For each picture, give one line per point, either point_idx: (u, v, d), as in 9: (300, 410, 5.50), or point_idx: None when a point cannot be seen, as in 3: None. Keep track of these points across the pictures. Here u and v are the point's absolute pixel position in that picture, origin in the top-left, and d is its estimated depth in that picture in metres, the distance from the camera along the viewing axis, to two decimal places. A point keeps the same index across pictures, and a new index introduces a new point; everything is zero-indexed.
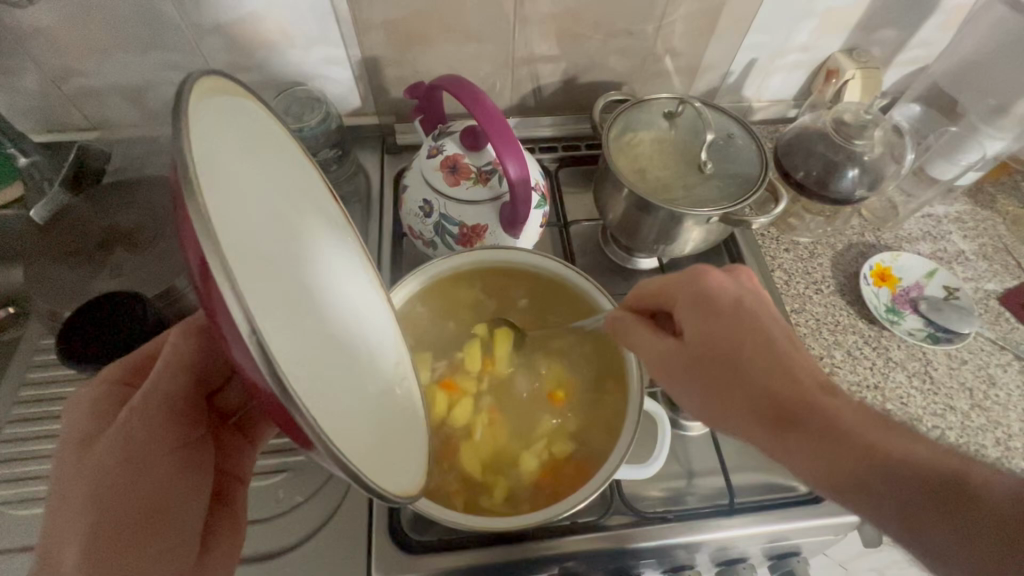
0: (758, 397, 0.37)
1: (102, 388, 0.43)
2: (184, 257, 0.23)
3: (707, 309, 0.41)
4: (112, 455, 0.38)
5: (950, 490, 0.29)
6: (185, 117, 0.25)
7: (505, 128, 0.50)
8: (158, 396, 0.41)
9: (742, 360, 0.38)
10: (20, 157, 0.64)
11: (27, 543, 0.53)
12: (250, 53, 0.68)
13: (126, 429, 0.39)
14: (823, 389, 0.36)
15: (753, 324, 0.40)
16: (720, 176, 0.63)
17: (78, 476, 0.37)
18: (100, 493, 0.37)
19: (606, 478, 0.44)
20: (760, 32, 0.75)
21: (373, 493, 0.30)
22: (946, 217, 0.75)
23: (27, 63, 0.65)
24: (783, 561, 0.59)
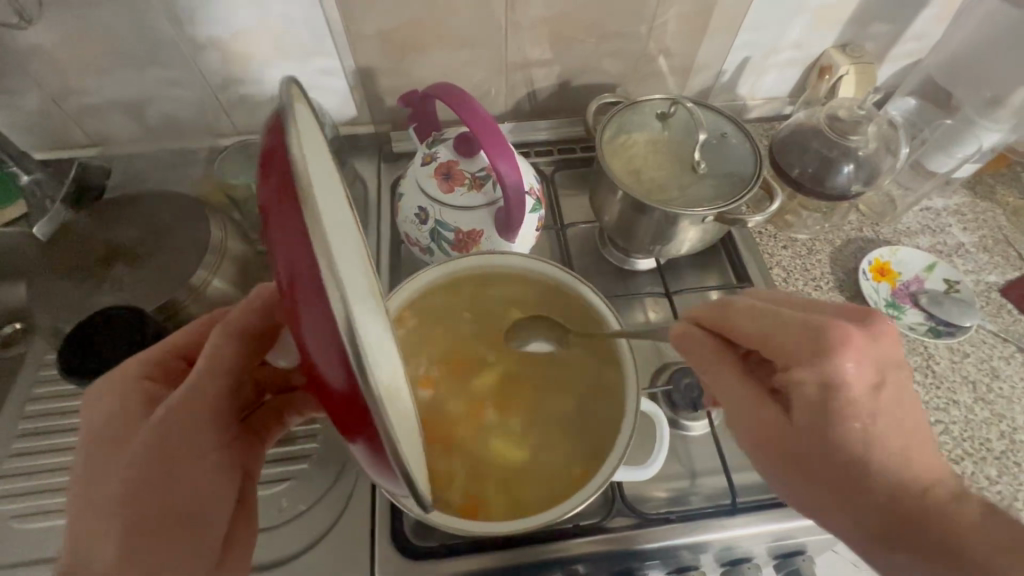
0: (861, 489, 0.37)
1: (124, 383, 0.43)
2: (276, 259, 0.30)
3: (826, 388, 0.38)
4: (142, 456, 0.39)
5: None
6: (292, 123, 0.31)
7: (497, 135, 0.50)
8: (192, 401, 0.41)
9: (838, 437, 0.37)
10: (23, 175, 0.65)
11: (34, 557, 0.53)
12: (247, 65, 0.69)
13: (157, 432, 0.40)
14: (945, 497, 0.36)
15: (869, 404, 0.38)
16: (714, 175, 0.63)
17: (110, 475, 0.39)
18: (132, 494, 0.38)
19: (601, 482, 0.44)
20: (753, 30, 0.75)
21: (414, 487, 0.32)
22: (946, 210, 0.74)
23: (28, 82, 0.66)
24: (788, 560, 0.58)
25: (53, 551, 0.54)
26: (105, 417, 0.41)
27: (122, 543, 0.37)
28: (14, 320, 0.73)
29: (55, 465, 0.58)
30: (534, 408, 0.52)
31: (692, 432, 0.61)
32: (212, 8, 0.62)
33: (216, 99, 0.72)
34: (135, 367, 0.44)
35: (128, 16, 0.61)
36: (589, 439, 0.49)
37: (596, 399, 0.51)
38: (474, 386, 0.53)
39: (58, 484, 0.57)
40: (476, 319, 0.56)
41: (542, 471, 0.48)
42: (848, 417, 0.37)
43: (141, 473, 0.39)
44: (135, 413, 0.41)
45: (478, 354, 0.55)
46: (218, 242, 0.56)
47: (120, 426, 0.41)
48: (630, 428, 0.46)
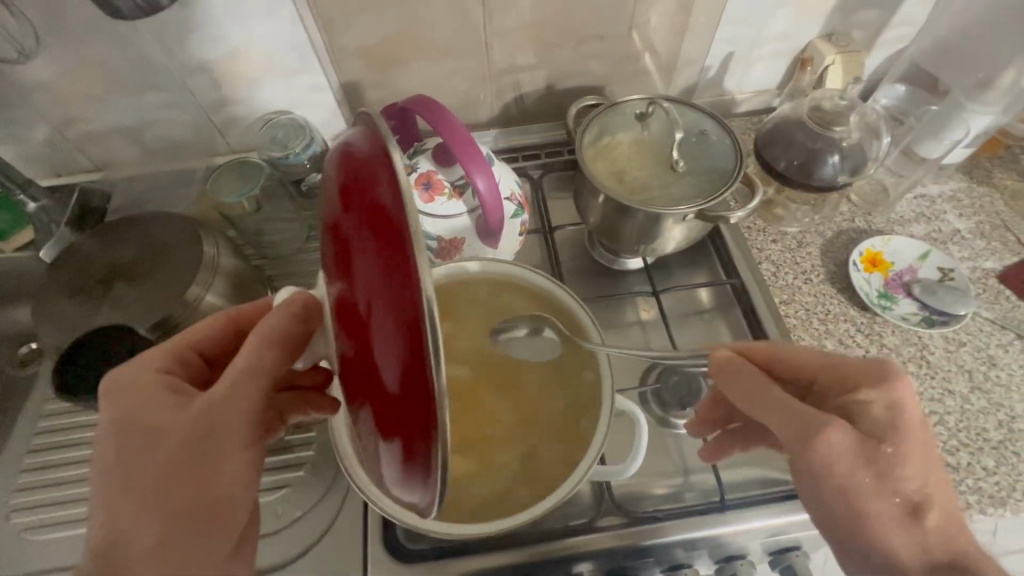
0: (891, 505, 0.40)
1: (147, 378, 0.45)
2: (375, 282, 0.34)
3: (896, 414, 0.41)
4: (175, 449, 0.41)
5: None
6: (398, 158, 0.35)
7: (472, 145, 0.51)
8: (225, 401, 0.42)
9: (892, 456, 0.40)
10: (30, 203, 0.68)
11: (45, 566, 0.56)
12: (238, 86, 0.71)
13: (190, 426, 0.41)
14: (950, 519, 0.41)
15: (917, 432, 0.41)
16: (695, 173, 0.63)
17: (141, 465, 0.41)
18: (163, 485, 0.40)
19: (571, 487, 0.46)
20: (735, 25, 0.75)
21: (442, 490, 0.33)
22: (941, 197, 0.73)
23: (33, 114, 0.69)
24: (782, 556, 0.58)
25: (63, 561, 0.56)
26: (132, 402, 0.43)
27: (155, 530, 0.39)
28: (29, 341, 0.76)
29: (62, 478, 0.61)
30: (515, 414, 0.51)
31: (684, 430, 0.62)
32: (200, 33, 0.64)
33: (210, 120, 0.74)
34: (157, 357, 0.46)
35: (120, 46, 0.63)
36: (568, 446, 0.50)
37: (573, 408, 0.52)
38: (448, 384, 0.52)
39: (68, 497, 0.60)
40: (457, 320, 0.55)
41: (521, 474, 0.49)
42: (909, 435, 0.40)
43: (169, 464, 0.40)
44: (163, 405, 0.43)
45: (455, 352, 0.54)
46: (210, 259, 0.58)
47: (147, 420, 0.42)
48: (602, 437, 0.47)
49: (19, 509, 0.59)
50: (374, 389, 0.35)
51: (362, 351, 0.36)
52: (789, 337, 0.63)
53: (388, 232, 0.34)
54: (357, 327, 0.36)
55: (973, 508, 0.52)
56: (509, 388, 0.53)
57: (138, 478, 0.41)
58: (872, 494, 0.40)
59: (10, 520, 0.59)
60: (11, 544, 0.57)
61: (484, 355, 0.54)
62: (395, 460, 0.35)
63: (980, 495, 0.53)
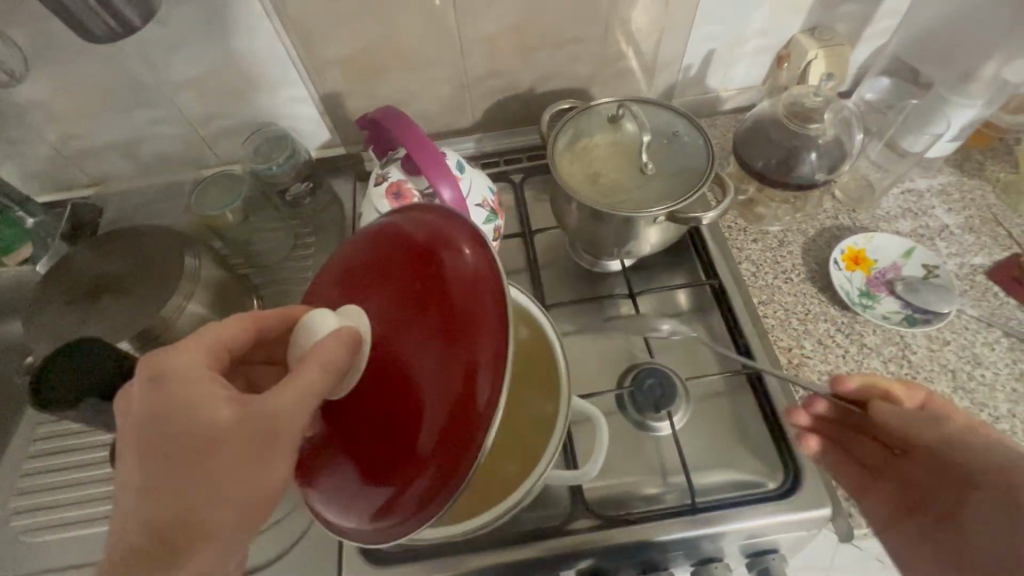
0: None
1: (190, 366, 0.40)
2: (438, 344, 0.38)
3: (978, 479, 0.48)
4: (232, 445, 0.37)
5: None
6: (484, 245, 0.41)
7: (436, 155, 0.52)
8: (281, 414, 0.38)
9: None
10: (28, 219, 0.73)
11: (41, 566, 0.58)
12: (223, 100, 0.73)
13: (247, 423, 0.37)
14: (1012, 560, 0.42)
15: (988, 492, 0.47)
16: (667, 175, 0.63)
17: (191, 457, 0.37)
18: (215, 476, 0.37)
19: (533, 484, 0.46)
20: (713, 23, 0.74)
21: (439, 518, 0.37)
22: (929, 191, 0.72)
23: (30, 133, 0.72)
24: (758, 558, 0.57)
25: (59, 563, 0.59)
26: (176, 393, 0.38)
27: (203, 522, 0.37)
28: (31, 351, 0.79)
29: (56, 482, 0.63)
30: None
31: (662, 432, 0.60)
32: (183, 51, 0.66)
33: (198, 133, 0.77)
34: (196, 349, 0.42)
35: (109, 64, 0.66)
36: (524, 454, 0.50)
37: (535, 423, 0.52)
38: None
39: (61, 501, 0.62)
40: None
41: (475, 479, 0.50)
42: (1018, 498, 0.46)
43: (219, 467, 0.37)
44: (208, 398, 0.38)
45: None
46: (191, 270, 0.60)
47: (189, 414, 0.37)
48: (554, 451, 0.47)
49: (18, 512, 0.62)
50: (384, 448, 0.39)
51: (387, 410, 0.39)
52: (766, 339, 0.62)
53: (461, 301, 0.38)
54: (394, 386, 0.39)
55: None
56: None
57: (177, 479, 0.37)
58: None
59: (10, 523, 0.61)
60: (11, 546, 0.60)
61: None
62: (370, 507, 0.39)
63: None
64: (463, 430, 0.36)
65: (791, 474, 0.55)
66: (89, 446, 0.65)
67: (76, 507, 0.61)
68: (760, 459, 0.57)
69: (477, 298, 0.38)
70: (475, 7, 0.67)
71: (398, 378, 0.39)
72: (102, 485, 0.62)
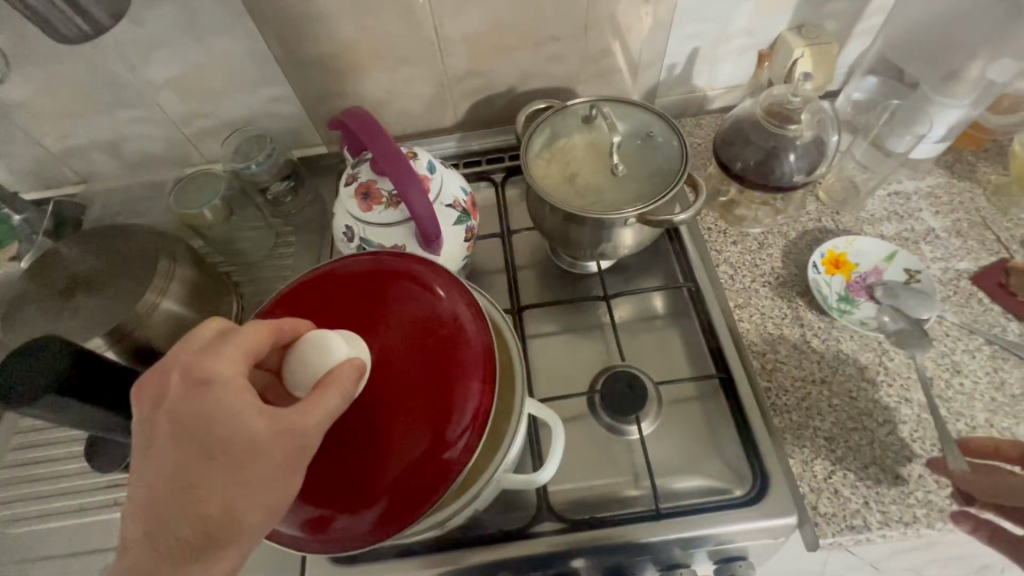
0: None
1: (227, 370, 0.36)
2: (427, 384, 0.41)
3: None
4: (264, 462, 0.35)
5: None
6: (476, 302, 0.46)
7: (400, 158, 0.52)
8: (319, 436, 0.36)
9: None
10: (15, 216, 0.76)
11: (20, 556, 0.60)
12: (204, 100, 0.74)
13: (280, 445, 0.35)
14: None
15: None
16: (639, 177, 0.62)
17: (222, 470, 0.34)
18: (244, 490, 0.34)
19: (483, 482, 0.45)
20: (696, 21, 0.73)
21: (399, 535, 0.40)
22: (916, 194, 0.70)
23: (15, 131, 0.73)
24: (726, 565, 0.57)
25: (36, 553, 0.60)
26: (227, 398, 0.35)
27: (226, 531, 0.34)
28: None
29: (34, 476, 0.65)
30: None
31: (633, 436, 0.60)
32: (161, 50, 0.67)
33: (182, 132, 0.77)
34: (236, 351, 0.36)
35: (88, 64, 0.67)
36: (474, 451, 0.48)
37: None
38: None
39: (39, 493, 0.63)
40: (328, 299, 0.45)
41: None
42: None
43: (251, 480, 0.35)
44: (245, 412, 0.35)
45: None
46: (164, 269, 0.61)
47: (227, 427, 0.34)
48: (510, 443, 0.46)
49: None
50: (336, 474, 0.40)
51: (347, 439, 0.40)
52: (740, 343, 0.61)
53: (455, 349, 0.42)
54: (364, 416, 0.40)
55: (921, 523, 0.50)
56: None
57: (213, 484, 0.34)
58: None
59: None
60: None
61: None
62: (302, 519, 0.41)
63: (929, 508, 0.51)
64: (431, 474, 0.39)
65: (759, 478, 0.54)
66: (69, 441, 0.67)
67: (55, 499, 0.63)
68: (727, 464, 0.57)
69: (469, 350, 0.42)
70: (450, 6, 0.67)
71: (373, 410, 0.40)
72: (80, 478, 0.64)
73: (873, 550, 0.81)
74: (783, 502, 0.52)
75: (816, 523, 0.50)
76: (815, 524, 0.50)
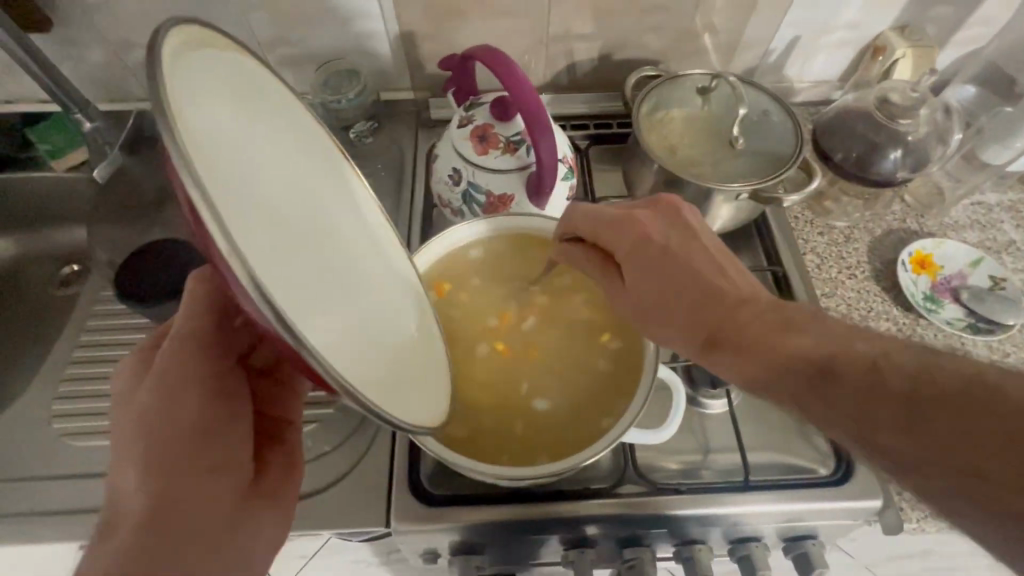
0: (757, 364, 0.38)
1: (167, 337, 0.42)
2: None
3: (636, 254, 0.46)
4: (154, 406, 0.40)
5: (827, 378, 0.34)
6: (217, 80, 0.34)
7: (535, 103, 0.51)
8: (154, 373, 0.41)
9: (696, 314, 0.42)
10: (86, 122, 0.69)
11: (66, 471, 0.56)
12: (296, 27, 0.71)
13: (160, 397, 0.40)
14: (784, 332, 0.38)
15: (710, 296, 0.43)
16: (752, 153, 0.61)
17: (156, 414, 0.39)
18: (165, 442, 0.39)
19: (591, 453, 0.45)
20: (806, 7, 0.72)
21: (494, 475, 0.45)
22: (999, 206, 0.71)
23: (92, 34, 0.69)
24: (796, 544, 0.58)
25: (86, 468, 0.56)
26: (117, 389, 0.42)
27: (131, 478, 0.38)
28: (72, 263, 0.82)
29: (100, 391, 0.62)
30: (539, 379, 0.53)
31: (711, 409, 0.60)
32: None
33: (264, 57, 0.74)
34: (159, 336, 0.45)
35: None
36: (577, 419, 0.50)
37: (583, 404, 0.51)
38: (479, 346, 0.55)
39: (100, 408, 0.61)
40: (303, 190, 0.42)
41: (521, 434, 0.50)
42: (658, 269, 0.45)
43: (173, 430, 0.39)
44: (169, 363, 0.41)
45: (493, 310, 0.57)
46: None
47: (174, 382, 0.40)
48: (628, 422, 0.45)
49: (58, 416, 0.61)
50: None
51: None
52: None
53: None
54: None
55: None
56: (533, 361, 0.54)
57: (185, 485, 0.38)
58: (747, 352, 0.39)
59: (52, 426, 0.61)
60: (44, 448, 0.58)
61: (521, 328, 0.56)
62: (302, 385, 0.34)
63: None
64: None
65: (845, 462, 0.56)
66: (143, 327, 0.67)
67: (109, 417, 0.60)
68: (811, 446, 0.57)
69: None
70: None
71: None
72: None
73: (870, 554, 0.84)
74: (869, 486, 0.54)
75: (902, 508, 0.54)
76: (901, 509, 0.53)
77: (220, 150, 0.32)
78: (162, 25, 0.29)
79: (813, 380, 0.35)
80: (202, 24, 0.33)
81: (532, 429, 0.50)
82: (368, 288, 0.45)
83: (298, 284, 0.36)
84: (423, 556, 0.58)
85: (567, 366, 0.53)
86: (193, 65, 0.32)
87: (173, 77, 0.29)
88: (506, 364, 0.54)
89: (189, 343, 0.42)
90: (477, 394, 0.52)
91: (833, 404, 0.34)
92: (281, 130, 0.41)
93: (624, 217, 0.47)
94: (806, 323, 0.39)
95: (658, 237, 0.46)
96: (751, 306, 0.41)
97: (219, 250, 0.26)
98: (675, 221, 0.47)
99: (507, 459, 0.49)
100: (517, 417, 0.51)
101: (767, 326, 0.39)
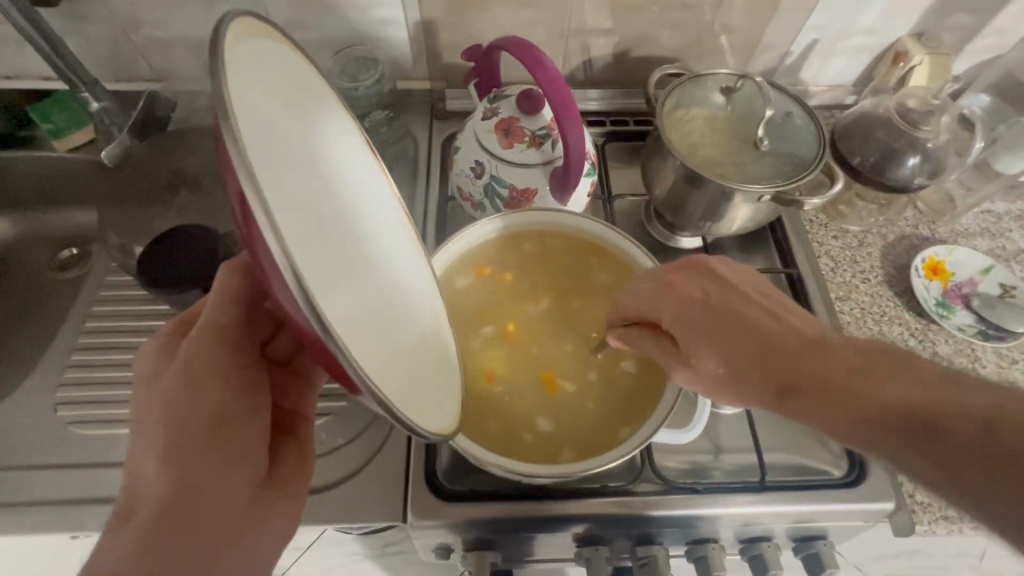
0: (850, 418, 0.33)
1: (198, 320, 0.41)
2: None
3: (689, 312, 0.43)
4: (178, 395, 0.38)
5: (943, 433, 0.30)
6: (266, 69, 0.34)
7: (566, 96, 0.50)
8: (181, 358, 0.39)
9: (760, 363, 0.38)
10: (92, 102, 0.68)
11: (67, 461, 0.55)
12: (312, 10, 0.69)
13: (182, 384, 0.39)
14: (870, 376, 0.34)
15: (773, 344, 0.39)
16: (775, 154, 0.61)
17: (178, 402, 0.38)
18: (184, 434, 0.37)
19: (622, 452, 0.46)
20: (828, 9, 0.72)
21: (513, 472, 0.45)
22: (1008, 215, 0.72)
23: (99, 10, 0.66)
24: (807, 544, 0.59)
25: (89, 458, 0.55)
26: (141, 374, 0.41)
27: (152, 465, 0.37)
28: (71, 246, 0.79)
29: (107, 379, 0.61)
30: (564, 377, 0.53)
31: (724, 410, 0.60)
32: None
33: None
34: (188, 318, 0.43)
35: None
36: (599, 420, 0.51)
37: (608, 404, 0.52)
38: (502, 341, 0.55)
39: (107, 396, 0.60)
40: (331, 183, 0.42)
41: (544, 437, 0.50)
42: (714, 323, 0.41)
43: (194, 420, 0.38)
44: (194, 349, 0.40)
45: (520, 305, 0.57)
46: None
47: (198, 369, 0.39)
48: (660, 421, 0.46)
49: (61, 403, 0.60)
50: None
51: None
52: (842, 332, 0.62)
53: None
54: None
55: None
56: (557, 359, 0.54)
57: (200, 478, 0.37)
58: (832, 403, 0.34)
59: (57, 413, 0.59)
60: (44, 436, 0.57)
61: (547, 325, 0.56)
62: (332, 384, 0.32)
63: None
64: None
65: (857, 464, 0.56)
66: (151, 315, 0.65)
67: (117, 405, 0.59)
68: (823, 448, 0.58)
69: None
70: None
71: None
72: None
73: (860, 553, 0.85)
74: (881, 488, 0.54)
75: (914, 510, 0.54)
76: (913, 511, 0.54)
77: (262, 137, 0.32)
78: (230, 13, 0.29)
79: (924, 434, 0.30)
80: (261, 20, 0.33)
81: (556, 429, 0.50)
82: (386, 284, 0.45)
83: (323, 280, 0.36)
84: (435, 551, 0.58)
85: (583, 369, 0.53)
86: (249, 52, 0.32)
87: (233, 63, 0.28)
88: (530, 362, 0.54)
89: (215, 331, 0.40)
90: (499, 390, 0.52)
91: (954, 465, 0.29)
92: (317, 122, 0.41)
93: (661, 283, 0.46)
94: (893, 367, 0.35)
95: (705, 295, 0.44)
96: (824, 354, 0.37)
97: (259, 224, 0.25)
98: (710, 275, 0.45)
99: (529, 457, 0.49)
100: (538, 416, 0.51)
101: (847, 371, 0.35)
